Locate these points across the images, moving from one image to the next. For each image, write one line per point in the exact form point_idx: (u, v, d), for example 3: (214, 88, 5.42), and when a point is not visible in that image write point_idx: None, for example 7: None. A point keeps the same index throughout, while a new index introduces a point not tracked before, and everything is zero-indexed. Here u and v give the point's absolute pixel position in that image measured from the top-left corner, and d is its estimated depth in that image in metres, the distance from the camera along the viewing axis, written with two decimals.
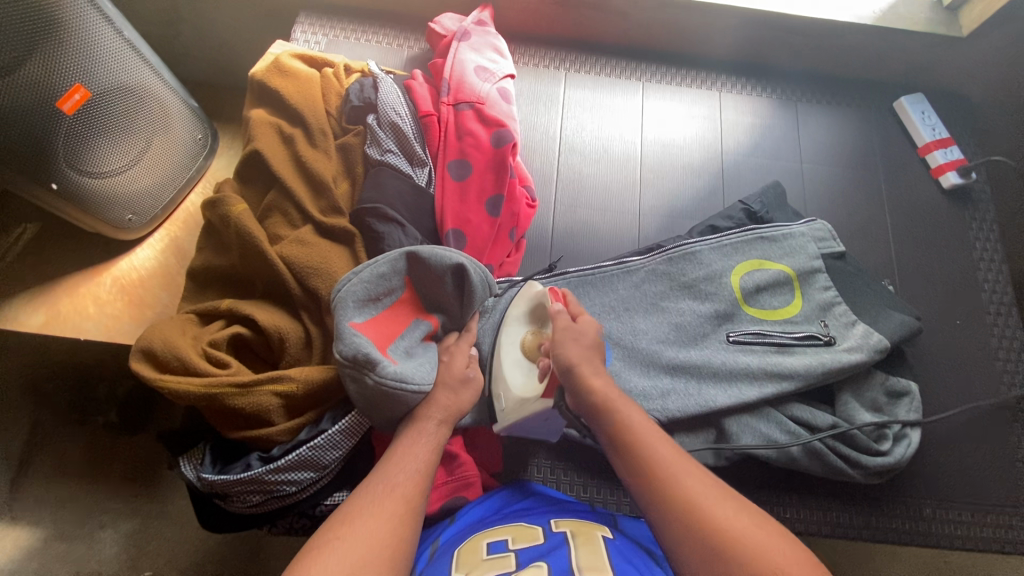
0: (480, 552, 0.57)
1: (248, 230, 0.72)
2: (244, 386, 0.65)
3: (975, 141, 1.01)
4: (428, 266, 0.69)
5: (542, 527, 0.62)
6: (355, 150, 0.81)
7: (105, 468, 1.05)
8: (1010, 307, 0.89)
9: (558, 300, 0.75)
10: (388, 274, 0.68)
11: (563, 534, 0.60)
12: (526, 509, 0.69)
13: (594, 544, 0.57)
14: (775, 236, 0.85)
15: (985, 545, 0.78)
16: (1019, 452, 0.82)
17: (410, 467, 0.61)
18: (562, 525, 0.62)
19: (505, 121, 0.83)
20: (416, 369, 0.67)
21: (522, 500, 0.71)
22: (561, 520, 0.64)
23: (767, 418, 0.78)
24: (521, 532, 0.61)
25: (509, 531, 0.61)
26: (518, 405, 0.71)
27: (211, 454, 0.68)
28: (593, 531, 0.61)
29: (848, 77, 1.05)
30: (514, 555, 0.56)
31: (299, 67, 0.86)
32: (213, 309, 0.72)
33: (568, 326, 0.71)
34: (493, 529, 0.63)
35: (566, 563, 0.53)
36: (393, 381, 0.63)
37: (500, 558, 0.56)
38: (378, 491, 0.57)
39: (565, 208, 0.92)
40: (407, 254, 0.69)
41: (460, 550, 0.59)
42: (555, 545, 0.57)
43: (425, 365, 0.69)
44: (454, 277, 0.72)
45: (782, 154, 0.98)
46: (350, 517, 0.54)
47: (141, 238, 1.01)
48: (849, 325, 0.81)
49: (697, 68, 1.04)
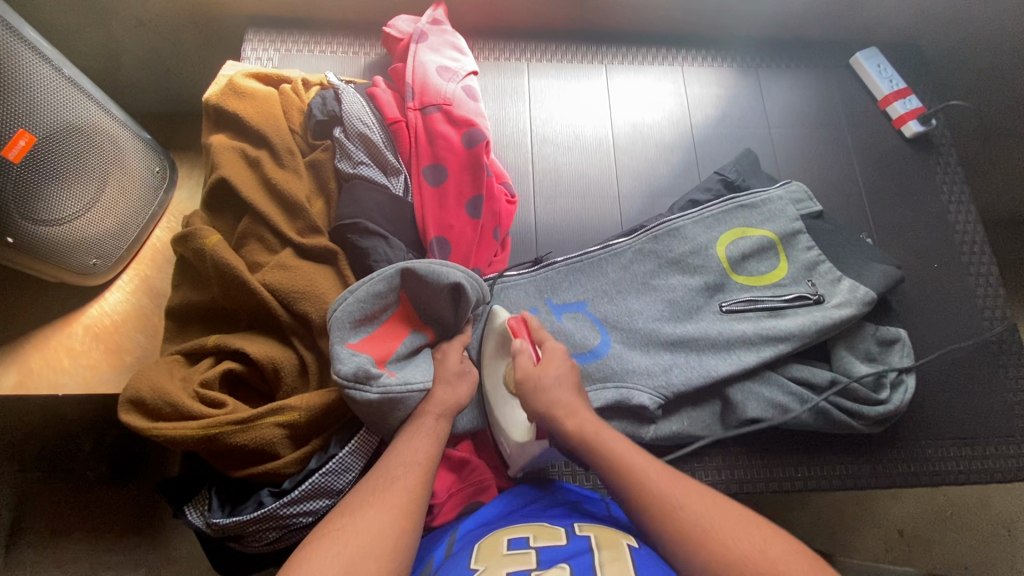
0: (501, 548, 0.57)
1: (224, 261, 0.69)
2: (244, 422, 0.62)
3: (929, 89, 1.04)
4: (424, 282, 0.67)
5: (566, 530, 0.61)
6: (325, 166, 0.78)
7: (102, 524, 1.01)
8: (982, 244, 0.93)
9: (520, 333, 0.72)
10: (384, 292, 0.66)
11: (587, 538, 0.58)
12: (546, 510, 0.68)
13: (617, 551, 0.56)
14: (753, 203, 0.86)
15: (986, 477, 0.81)
16: (1006, 382, 0.85)
17: (413, 457, 0.60)
18: (586, 530, 0.61)
19: (474, 120, 0.82)
20: (415, 371, 0.67)
21: (542, 501, 0.70)
22: (584, 525, 0.62)
23: (769, 382, 0.78)
24: (544, 533, 0.60)
25: (531, 530, 0.61)
26: (519, 448, 0.72)
27: (217, 497, 0.65)
28: (618, 538, 0.59)
29: (804, 40, 1.07)
30: (536, 553, 0.56)
31: (256, 87, 0.83)
32: (200, 348, 0.69)
33: (529, 373, 0.68)
34: (513, 527, 0.62)
35: (587, 566, 0.52)
36: (399, 387, 0.64)
37: (519, 554, 0.55)
38: (381, 481, 0.57)
39: (545, 200, 0.91)
40: (402, 271, 0.66)
41: (481, 544, 0.59)
42: (578, 549, 0.56)
43: (423, 364, 0.69)
44: (449, 291, 0.70)
45: (750, 122, 0.99)
46: (354, 506, 0.54)
47: (109, 282, 0.97)
48: (835, 282, 0.82)
49: (658, 46, 1.04)
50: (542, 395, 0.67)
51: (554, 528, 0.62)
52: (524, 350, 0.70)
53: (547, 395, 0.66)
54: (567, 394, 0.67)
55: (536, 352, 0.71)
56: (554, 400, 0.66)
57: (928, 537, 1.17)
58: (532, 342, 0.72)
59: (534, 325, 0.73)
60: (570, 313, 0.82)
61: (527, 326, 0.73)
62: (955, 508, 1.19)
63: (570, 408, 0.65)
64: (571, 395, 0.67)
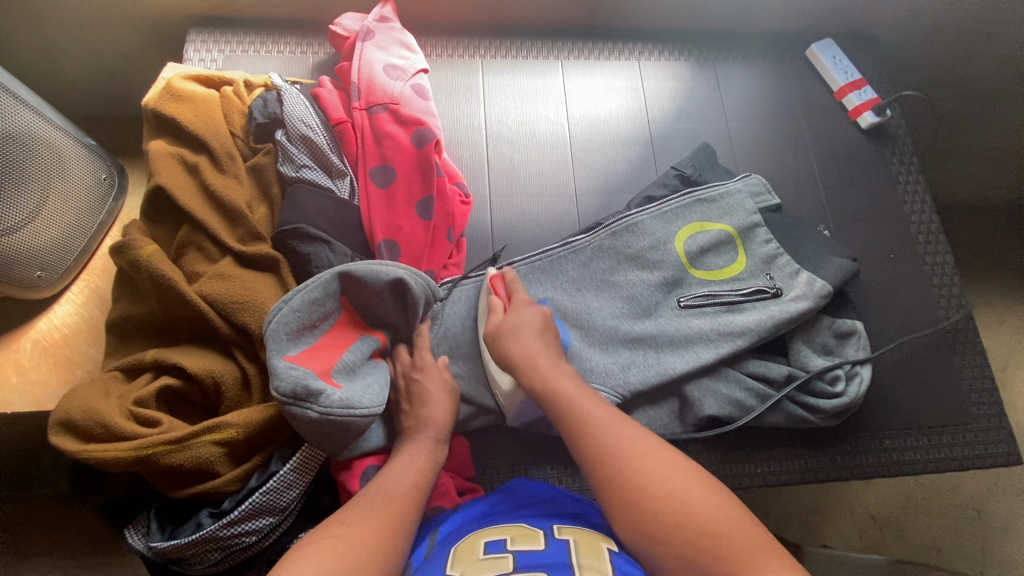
0: (476, 551, 0.54)
1: (161, 273, 0.67)
2: (179, 441, 0.60)
3: (884, 80, 1.04)
4: (365, 285, 0.66)
5: (545, 531, 0.58)
6: (267, 170, 0.76)
7: (62, 545, 0.98)
8: (937, 234, 0.93)
9: (498, 294, 0.76)
10: (322, 298, 0.64)
11: (566, 542, 0.55)
12: (526, 508, 0.64)
13: (597, 554, 0.53)
14: (711, 197, 0.86)
15: (943, 465, 0.81)
16: (962, 370, 0.86)
17: (411, 478, 0.60)
18: (564, 532, 0.57)
19: (423, 119, 0.80)
20: (364, 392, 0.64)
21: (519, 498, 0.67)
22: (564, 525, 0.59)
23: (726, 379, 0.78)
24: (523, 534, 0.57)
25: (510, 531, 0.58)
26: (509, 397, 0.73)
27: (157, 519, 0.63)
28: (598, 541, 0.56)
29: (761, 33, 1.06)
30: (512, 557, 0.53)
31: (195, 89, 0.80)
32: (138, 363, 0.66)
33: (499, 322, 0.71)
34: (490, 528, 0.59)
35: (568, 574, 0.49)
36: (341, 409, 0.60)
37: (496, 560, 0.52)
38: (380, 496, 0.57)
39: (500, 199, 0.90)
40: (340, 274, 0.64)
41: (457, 548, 0.56)
42: (557, 553, 0.53)
43: (372, 384, 0.66)
44: (394, 291, 0.68)
45: (708, 116, 0.98)
46: (348, 517, 0.54)
47: (57, 295, 0.93)
48: (793, 275, 0.82)
49: (614, 41, 1.02)
50: (510, 340, 0.68)
51: (532, 528, 0.58)
52: (495, 303, 0.74)
53: (510, 344, 0.68)
54: (536, 342, 0.69)
55: (508, 304, 0.75)
56: (520, 346, 0.67)
57: (900, 521, 1.18)
58: (504, 295, 0.76)
59: (511, 279, 0.77)
60: None
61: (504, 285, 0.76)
62: (927, 492, 1.20)
63: (531, 356, 0.67)
64: (539, 343, 0.69)
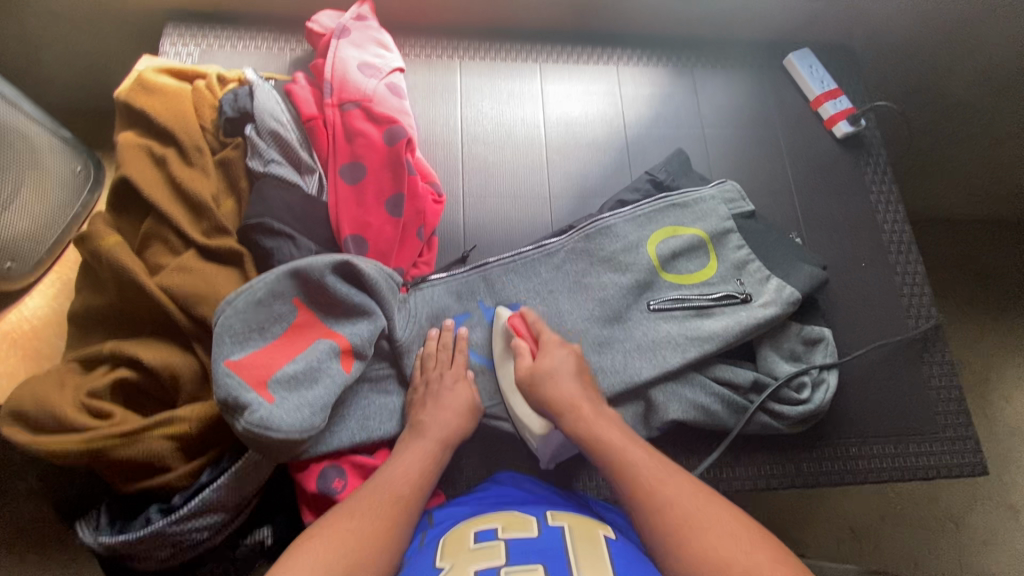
0: (467, 541, 0.55)
1: (121, 264, 0.66)
2: (129, 435, 0.59)
3: (860, 91, 1.05)
4: (315, 279, 0.64)
5: (537, 519, 0.58)
6: (236, 165, 0.76)
7: None
8: (909, 244, 0.94)
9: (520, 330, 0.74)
10: (268, 298, 0.62)
11: (560, 529, 0.56)
12: (520, 497, 0.66)
13: (593, 542, 0.55)
14: (685, 202, 0.86)
15: (909, 474, 0.81)
16: (931, 380, 0.86)
17: (412, 478, 0.60)
18: (558, 519, 0.59)
19: (396, 117, 0.80)
20: (293, 413, 0.58)
21: (519, 487, 0.68)
22: (557, 513, 0.60)
23: (693, 384, 0.77)
24: (514, 522, 0.58)
25: (501, 519, 0.58)
26: (544, 441, 0.71)
27: (107, 514, 0.62)
28: (594, 528, 0.58)
29: (739, 41, 1.07)
30: (504, 545, 0.54)
31: (167, 83, 0.79)
32: (95, 355, 0.66)
33: (530, 367, 0.70)
34: (482, 516, 0.60)
35: (563, 567, 0.51)
36: (261, 427, 0.55)
37: (488, 548, 0.53)
38: (382, 496, 0.57)
39: (474, 200, 0.89)
40: (290, 271, 0.63)
41: (447, 539, 0.57)
42: (553, 543, 0.54)
43: (315, 400, 0.61)
44: (348, 280, 0.67)
45: (684, 122, 0.99)
46: (348, 513, 0.54)
47: (29, 286, 0.92)
48: (763, 280, 0.82)
49: (594, 45, 1.03)
50: (548, 384, 0.68)
51: (525, 517, 0.59)
52: (523, 347, 0.72)
53: (550, 388, 0.68)
54: (575, 386, 0.68)
55: (535, 347, 0.73)
56: (560, 390, 0.67)
57: (876, 532, 1.17)
58: (531, 337, 0.73)
59: (534, 319, 0.75)
60: None
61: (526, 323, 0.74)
62: (904, 503, 1.20)
63: (571, 401, 0.67)
64: (579, 389, 0.68)
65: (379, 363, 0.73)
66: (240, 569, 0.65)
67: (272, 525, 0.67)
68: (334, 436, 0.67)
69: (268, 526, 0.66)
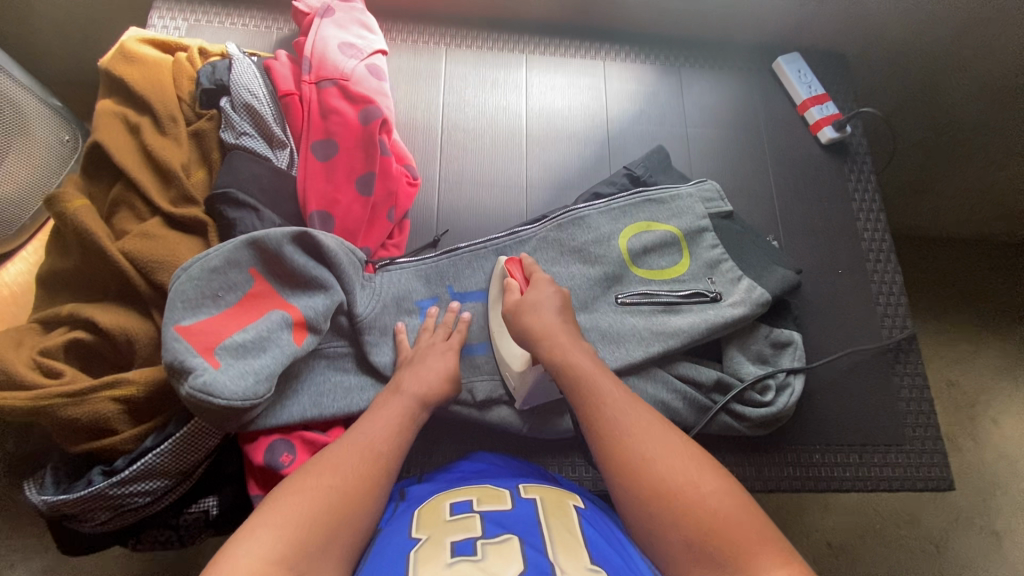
0: (441, 513, 0.54)
1: (85, 227, 0.66)
2: (78, 394, 0.59)
3: (849, 98, 1.04)
4: (272, 249, 0.65)
5: (510, 491, 0.58)
6: (208, 136, 0.76)
7: None
8: (889, 252, 0.92)
9: (515, 274, 0.73)
10: (223, 266, 0.63)
11: (532, 501, 0.56)
12: (494, 474, 0.65)
13: (565, 513, 0.54)
14: (661, 198, 0.85)
15: (872, 485, 0.80)
16: (902, 391, 0.85)
17: (390, 432, 0.59)
18: (530, 491, 0.58)
19: (372, 97, 0.80)
20: (238, 379, 0.58)
21: (496, 465, 0.67)
22: (529, 486, 0.60)
23: (655, 380, 0.76)
24: (487, 495, 0.57)
25: (474, 493, 0.57)
26: (521, 377, 0.70)
27: (53, 473, 0.62)
28: (564, 499, 0.58)
29: (729, 43, 1.06)
30: (479, 517, 0.52)
31: (149, 53, 0.80)
32: (54, 315, 0.66)
33: (518, 301, 0.69)
34: (456, 490, 0.59)
35: (535, 535, 0.49)
36: (203, 391, 0.54)
37: (463, 519, 0.52)
38: (364, 451, 0.56)
39: (449, 185, 0.89)
40: (249, 242, 0.64)
41: (421, 511, 0.56)
42: (527, 514, 0.53)
43: (263, 369, 0.60)
44: (308, 252, 0.68)
45: (667, 120, 0.99)
46: (328, 467, 0.53)
47: (11, 254, 0.92)
48: (735, 280, 0.80)
49: (582, 40, 1.03)
50: (531, 314, 0.67)
51: (498, 490, 0.58)
52: (512, 283, 0.71)
53: (530, 320, 0.66)
54: (558, 319, 0.66)
55: (525, 286, 0.72)
56: (541, 321, 0.66)
57: (855, 550, 1.13)
58: (522, 278, 0.73)
59: (529, 263, 0.75)
60: (469, 303, 0.78)
61: (521, 266, 0.74)
62: (886, 522, 1.16)
63: (548, 331, 0.65)
64: (560, 319, 0.66)
65: (338, 341, 0.73)
66: (184, 538, 0.66)
67: (218, 496, 0.66)
68: (285, 409, 0.66)
69: (214, 495, 0.66)
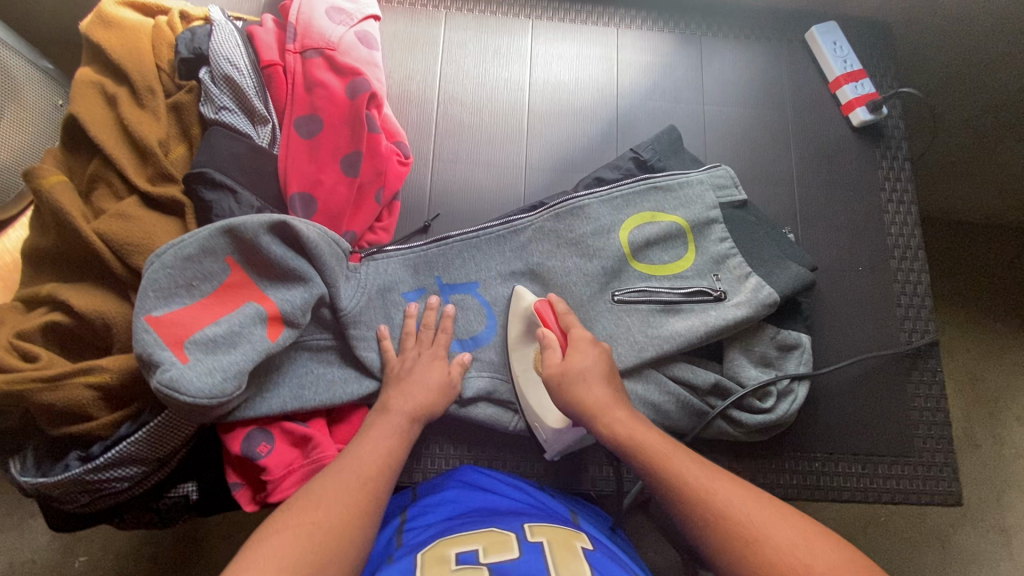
0: (447, 561, 0.47)
1: (58, 205, 0.64)
2: (53, 380, 0.58)
3: (889, 74, 0.94)
4: (248, 241, 0.62)
5: (517, 533, 0.52)
6: (188, 110, 0.73)
7: None
8: (917, 250, 0.85)
9: (548, 318, 0.68)
10: (198, 255, 0.61)
11: (540, 545, 0.50)
12: (496, 512, 0.59)
13: (577, 559, 0.48)
14: (669, 185, 0.78)
15: (875, 497, 0.76)
16: (916, 400, 0.79)
17: (382, 457, 0.58)
18: (538, 533, 0.52)
19: (361, 69, 0.75)
20: (208, 375, 0.56)
21: (496, 499, 0.62)
22: (536, 527, 0.54)
23: (647, 380, 0.73)
24: (494, 542, 0.50)
25: (481, 539, 0.51)
26: (557, 434, 0.69)
27: (34, 454, 0.62)
28: (573, 541, 0.52)
29: (758, 8, 0.96)
30: (488, 568, 0.46)
31: (128, 16, 0.76)
32: (32, 295, 0.64)
33: (565, 374, 0.62)
34: (460, 536, 0.52)
35: None
36: (168, 386, 0.53)
37: (469, 570, 0.45)
38: (351, 479, 0.54)
39: (443, 164, 0.85)
40: (224, 230, 0.61)
41: (423, 556, 0.49)
42: (533, 560, 0.47)
43: (235, 365, 0.58)
44: (289, 242, 0.65)
45: (682, 96, 0.91)
46: (318, 500, 0.51)
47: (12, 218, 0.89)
48: (742, 278, 0.75)
49: (595, 5, 0.94)
50: (579, 388, 0.61)
51: (503, 531, 0.52)
52: (551, 341, 0.66)
53: (579, 393, 0.61)
54: (606, 389, 0.61)
55: (562, 341, 0.67)
56: (590, 396, 0.61)
57: (855, 541, 1.10)
58: (557, 329, 0.68)
59: (561, 308, 0.69)
60: (458, 295, 0.75)
61: (553, 310, 0.69)
62: (890, 516, 1.12)
63: (603, 407, 0.60)
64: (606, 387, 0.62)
65: (321, 334, 0.70)
66: (165, 519, 0.67)
67: (198, 481, 0.67)
68: (265, 402, 0.65)
69: (193, 481, 0.67)
